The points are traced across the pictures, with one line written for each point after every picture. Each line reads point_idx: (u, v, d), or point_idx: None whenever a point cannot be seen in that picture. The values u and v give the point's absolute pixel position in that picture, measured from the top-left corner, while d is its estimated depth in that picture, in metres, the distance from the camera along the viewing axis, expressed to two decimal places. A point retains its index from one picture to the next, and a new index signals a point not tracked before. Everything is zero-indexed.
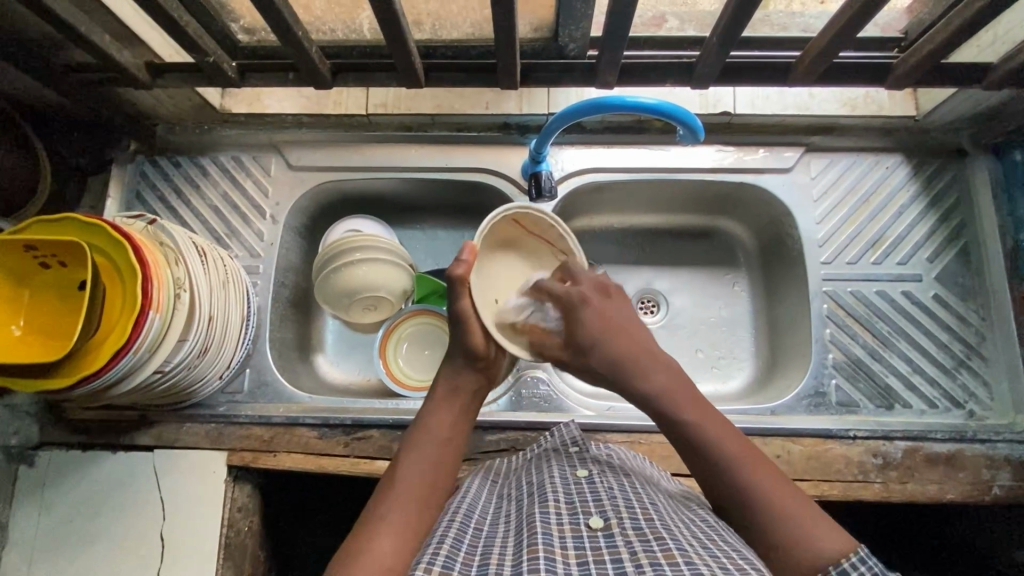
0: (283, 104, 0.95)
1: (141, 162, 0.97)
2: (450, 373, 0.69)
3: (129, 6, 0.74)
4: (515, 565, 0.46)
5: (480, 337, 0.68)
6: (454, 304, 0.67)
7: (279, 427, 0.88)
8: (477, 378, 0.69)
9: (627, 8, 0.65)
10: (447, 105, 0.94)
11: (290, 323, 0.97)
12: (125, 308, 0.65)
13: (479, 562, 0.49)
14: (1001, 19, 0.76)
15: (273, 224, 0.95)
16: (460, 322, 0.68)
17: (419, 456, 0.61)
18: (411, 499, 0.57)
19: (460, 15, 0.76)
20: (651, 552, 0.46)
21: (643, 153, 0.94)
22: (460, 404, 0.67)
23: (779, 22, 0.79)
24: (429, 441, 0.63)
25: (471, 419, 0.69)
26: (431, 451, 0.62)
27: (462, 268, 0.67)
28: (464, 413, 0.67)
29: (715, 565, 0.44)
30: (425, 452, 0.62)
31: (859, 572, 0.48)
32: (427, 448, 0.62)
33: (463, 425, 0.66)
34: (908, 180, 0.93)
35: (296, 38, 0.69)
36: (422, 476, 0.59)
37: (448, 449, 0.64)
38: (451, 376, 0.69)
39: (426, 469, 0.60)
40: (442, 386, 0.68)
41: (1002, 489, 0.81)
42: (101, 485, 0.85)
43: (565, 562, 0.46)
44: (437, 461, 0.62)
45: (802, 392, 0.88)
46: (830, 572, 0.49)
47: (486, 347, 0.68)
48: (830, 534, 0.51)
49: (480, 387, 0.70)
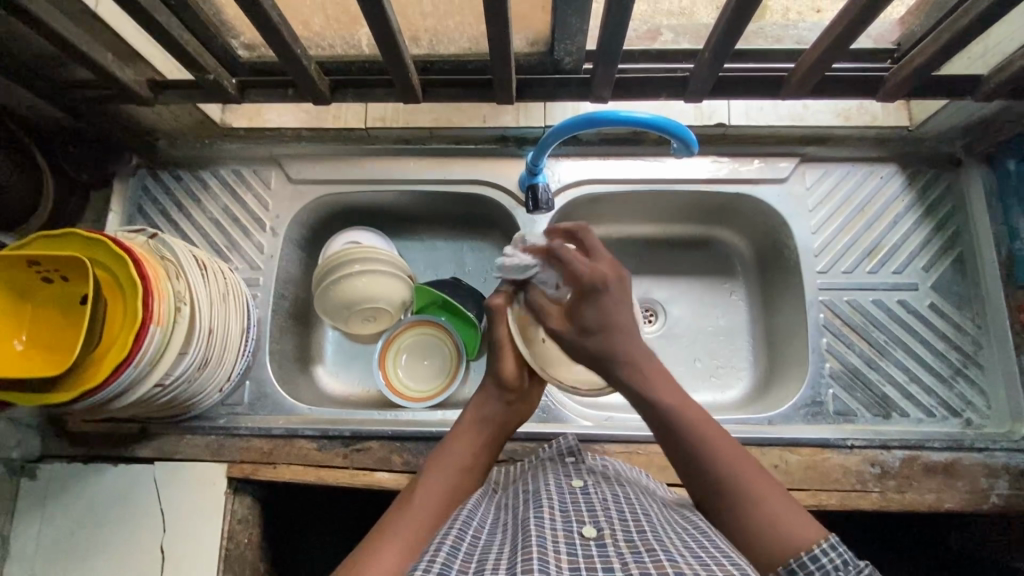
0: (284, 117, 0.96)
1: (143, 176, 0.99)
2: (479, 401, 0.70)
3: (131, 24, 0.75)
4: (510, 566, 0.47)
5: (512, 366, 0.70)
6: (492, 331, 0.70)
7: (279, 439, 0.88)
8: (505, 411, 0.71)
9: (621, 25, 0.66)
10: (445, 119, 0.95)
11: (290, 335, 0.98)
12: (126, 322, 0.66)
13: (474, 567, 0.49)
14: (993, 31, 0.77)
15: (273, 237, 0.96)
16: (497, 349, 0.71)
17: (440, 478, 0.62)
18: (426, 518, 0.58)
19: (457, 32, 0.76)
20: (642, 562, 0.46)
21: (639, 165, 0.95)
22: (485, 435, 0.68)
23: (772, 34, 0.82)
24: (451, 466, 0.64)
25: (495, 449, 0.70)
26: (451, 475, 0.63)
27: (501, 298, 0.70)
28: (487, 444, 0.68)
29: (704, 570, 0.45)
30: (445, 475, 0.63)
31: (829, 558, 0.50)
32: (448, 473, 0.63)
33: (485, 455, 0.67)
34: (903, 190, 0.94)
35: (294, 55, 0.70)
36: (438, 498, 0.60)
37: (469, 477, 0.65)
38: (481, 403, 0.70)
39: (443, 491, 0.61)
40: (470, 414, 0.69)
41: (1000, 498, 0.81)
42: (101, 498, 0.85)
43: (558, 568, 0.46)
44: (456, 486, 0.63)
45: (799, 402, 0.88)
46: (800, 559, 0.51)
47: (518, 379, 0.71)
48: (804, 523, 0.54)
49: (508, 420, 0.71)
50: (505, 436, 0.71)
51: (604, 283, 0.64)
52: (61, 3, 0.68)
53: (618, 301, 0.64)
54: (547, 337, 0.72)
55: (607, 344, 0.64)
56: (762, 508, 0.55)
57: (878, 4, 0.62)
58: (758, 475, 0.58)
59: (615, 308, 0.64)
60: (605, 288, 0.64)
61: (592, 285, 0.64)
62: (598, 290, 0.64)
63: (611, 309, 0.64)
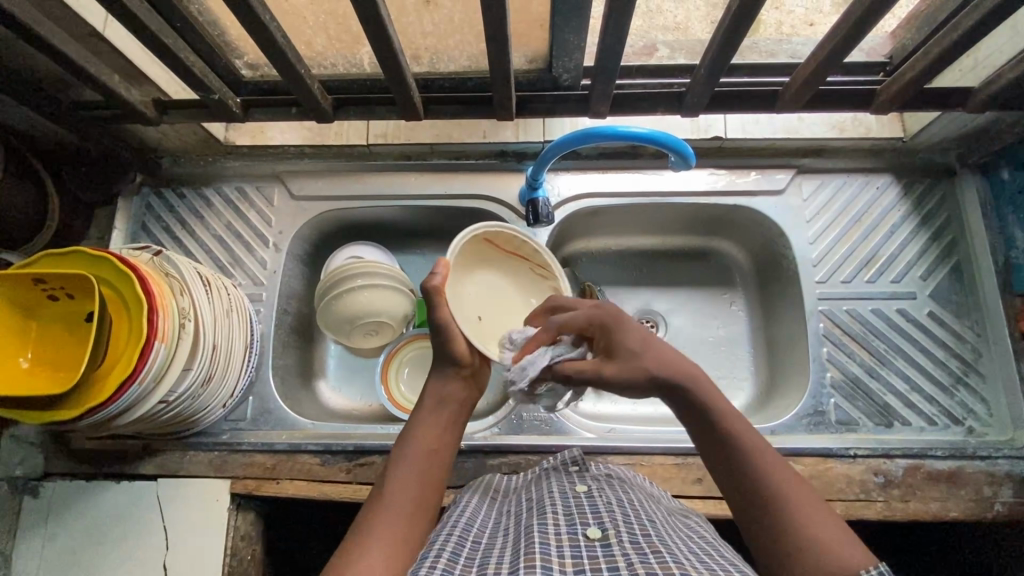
0: (287, 134, 0.98)
1: (146, 194, 0.99)
2: (436, 382, 0.67)
3: (137, 46, 0.77)
4: (512, 569, 0.47)
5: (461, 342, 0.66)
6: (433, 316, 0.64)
7: (282, 455, 0.88)
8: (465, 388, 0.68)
9: (618, 44, 0.68)
10: (446, 134, 0.97)
11: (293, 349, 0.98)
12: (131, 339, 0.66)
13: (476, 569, 0.49)
14: (982, 45, 0.79)
15: (276, 252, 0.97)
16: (442, 331, 0.65)
17: (409, 471, 0.59)
18: (402, 516, 0.55)
19: (456, 50, 0.78)
20: (648, 563, 0.46)
21: (638, 178, 0.96)
22: (447, 415, 0.65)
23: (765, 49, 0.84)
24: (418, 456, 0.61)
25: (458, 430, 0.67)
26: (418, 468, 0.60)
27: (440, 279, 0.65)
28: (450, 423, 0.65)
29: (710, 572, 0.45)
30: (412, 466, 0.60)
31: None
32: (415, 462, 0.60)
33: (452, 435, 0.65)
34: (898, 201, 0.95)
35: (298, 74, 0.71)
36: (411, 491, 0.58)
37: (437, 465, 0.61)
38: (439, 387, 0.67)
39: (412, 484, 0.58)
40: (428, 398, 0.66)
41: (1004, 506, 0.81)
42: (103, 516, 0.85)
43: (562, 570, 0.46)
44: (427, 473, 0.60)
45: (801, 411, 0.88)
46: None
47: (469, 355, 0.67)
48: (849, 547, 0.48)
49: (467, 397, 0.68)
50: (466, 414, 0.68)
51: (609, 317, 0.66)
52: (69, 26, 0.69)
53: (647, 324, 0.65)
54: (482, 317, 0.72)
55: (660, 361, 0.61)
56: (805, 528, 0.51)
57: (868, 21, 0.63)
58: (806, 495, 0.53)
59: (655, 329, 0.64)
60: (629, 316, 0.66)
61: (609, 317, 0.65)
62: (623, 320, 0.65)
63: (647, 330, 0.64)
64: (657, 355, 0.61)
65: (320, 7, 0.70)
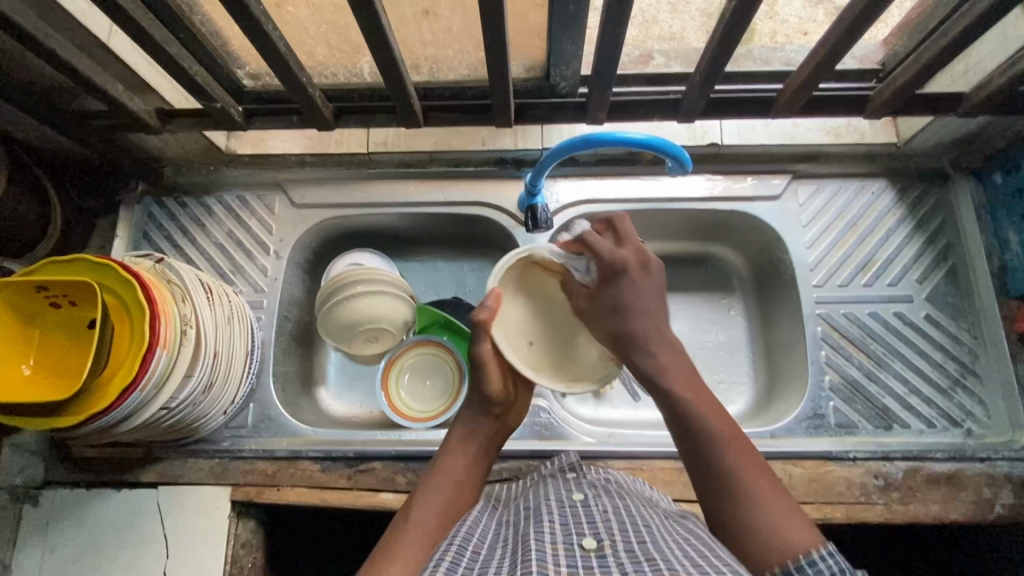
0: (288, 143, 1.00)
1: (148, 203, 1.00)
2: (467, 417, 0.72)
3: (140, 57, 0.78)
4: None
5: (498, 381, 0.70)
6: (475, 348, 0.68)
7: (283, 461, 0.88)
8: (493, 422, 0.72)
9: (615, 53, 0.68)
10: (446, 142, 0.99)
11: (293, 357, 0.99)
12: (132, 346, 0.67)
13: None
14: (972, 51, 0.80)
15: (277, 260, 0.97)
16: (480, 367, 0.69)
17: (434, 496, 0.63)
18: (426, 534, 0.58)
19: (456, 59, 0.79)
20: (642, 571, 0.46)
21: (635, 184, 0.97)
22: (477, 446, 0.69)
23: (760, 56, 0.87)
24: (445, 483, 0.64)
25: (486, 463, 0.70)
26: (446, 489, 0.64)
27: (486, 312, 0.68)
28: (477, 457, 0.69)
29: None
30: (441, 487, 0.64)
31: (827, 564, 0.49)
32: (441, 489, 0.63)
33: (479, 466, 0.68)
34: (894, 204, 0.96)
35: (300, 83, 0.72)
36: (435, 513, 0.61)
37: (463, 490, 0.65)
38: (469, 420, 0.71)
39: (437, 507, 0.61)
40: (458, 431, 0.70)
41: (1004, 508, 0.81)
42: (104, 524, 0.85)
43: None
44: (452, 499, 0.63)
45: (800, 414, 0.89)
46: (796, 561, 0.50)
47: (503, 392, 0.71)
48: (801, 528, 0.53)
49: (496, 432, 0.72)
50: (495, 448, 0.72)
51: (625, 267, 0.69)
52: (73, 36, 0.70)
53: (641, 286, 0.69)
54: (532, 341, 0.73)
55: (629, 328, 0.67)
56: (760, 507, 0.55)
57: (858, 29, 0.65)
58: (756, 471, 0.57)
59: (645, 296, 0.68)
60: (634, 269, 0.69)
61: (620, 266, 0.69)
62: (628, 273, 0.69)
63: (639, 293, 0.68)
64: (629, 321, 0.67)
65: (322, 18, 0.71)
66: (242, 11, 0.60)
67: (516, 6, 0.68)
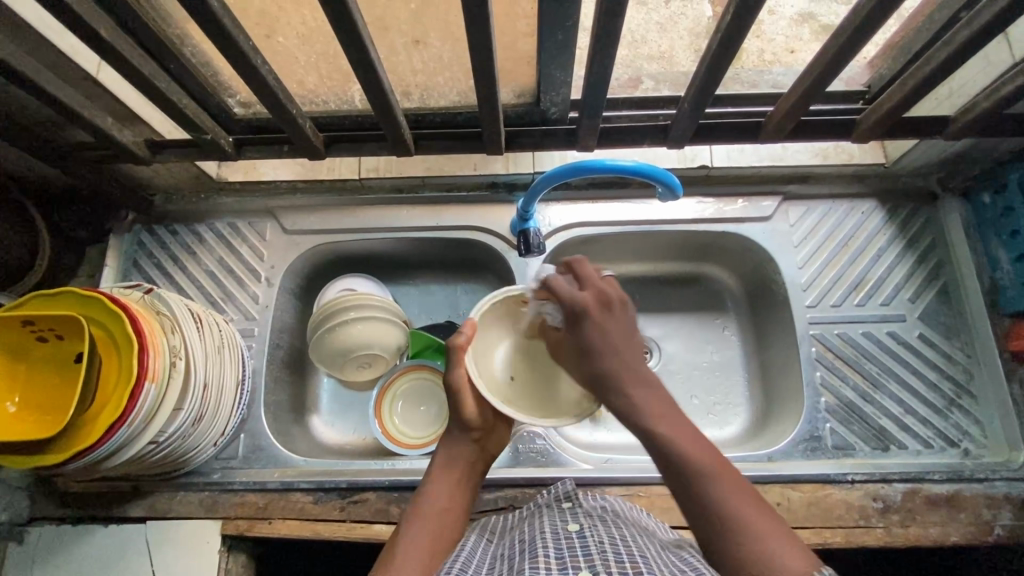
0: (280, 170, 0.99)
1: (138, 231, 0.99)
2: (446, 444, 0.71)
3: (130, 89, 0.78)
4: None
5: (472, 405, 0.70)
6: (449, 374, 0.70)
7: (274, 493, 0.86)
8: (475, 448, 0.71)
9: (604, 82, 0.69)
10: (439, 168, 0.97)
11: (285, 385, 0.97)
12: (121, 380, 0.65)
13: None
14: (956, 75, 0.81)
15: (269, 287, 0.97)
16: (453, 392, 0.70)
17: (419, 529, 0.61)
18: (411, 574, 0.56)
19: (446, 87, 0.80)
20: None
21: (627, 207, 0.97)
22: (459, 472, 0.68)
23: (748, 79, 0.88)
24: (429, 513, 0.63)
25: (470, 488, 0.69)
26: (432, 520, 0.62)
27: (463, 338, 0.70)
28: (460, 483, 0.68)
29: None
30: (428, 518, 0.63)
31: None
32: (427, 519, 0.63)
33: (463, 493, 0.67)
34: (884, 224, 0.96)
35: (291, 115, 0.73)
36: (422, 548, 0.59)
37: (449, 520, 0.64)
38: (449, 445, 0.70)
39: (424, 542, 0.60)
40: (440, 458, 0.69)
41: (1004, 529, 0.81)
42: (90, 562, 0.83)
43: None
44: (438, 534, 0.62)
45: (797, 437, 0.88)
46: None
47: (480, 415, 0.70)
48: (794, 551, 0.51)
49: (478, 457, 0.71)
50: (479, 472, 0.71)
51: (588, 309, 0.67)
52: (63, 72, 0.71)
53: (605, 326, 0.66)
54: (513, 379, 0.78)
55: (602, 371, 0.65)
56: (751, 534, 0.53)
57: (842, 57, 0.65)
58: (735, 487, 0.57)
59: (609, 333, 0.66)
60: (596, 313, 0.67)
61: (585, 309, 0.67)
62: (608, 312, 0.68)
63: (606, 331, 0.66)
64: (613, 359, 0.65)
65: (312, 47, 0.71)
66: (232, 47, 0.60)
67: (505, 35, 0.69)
